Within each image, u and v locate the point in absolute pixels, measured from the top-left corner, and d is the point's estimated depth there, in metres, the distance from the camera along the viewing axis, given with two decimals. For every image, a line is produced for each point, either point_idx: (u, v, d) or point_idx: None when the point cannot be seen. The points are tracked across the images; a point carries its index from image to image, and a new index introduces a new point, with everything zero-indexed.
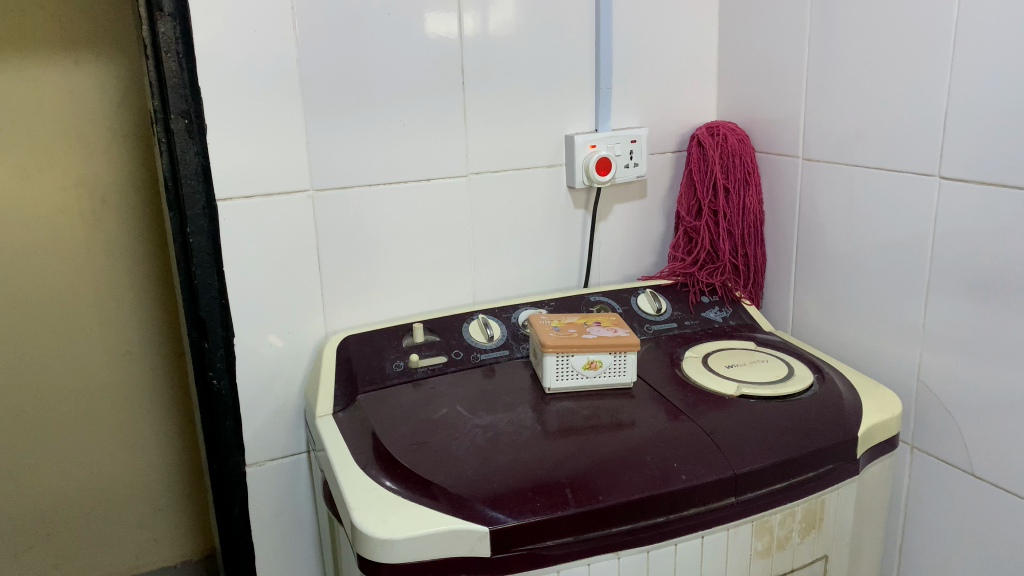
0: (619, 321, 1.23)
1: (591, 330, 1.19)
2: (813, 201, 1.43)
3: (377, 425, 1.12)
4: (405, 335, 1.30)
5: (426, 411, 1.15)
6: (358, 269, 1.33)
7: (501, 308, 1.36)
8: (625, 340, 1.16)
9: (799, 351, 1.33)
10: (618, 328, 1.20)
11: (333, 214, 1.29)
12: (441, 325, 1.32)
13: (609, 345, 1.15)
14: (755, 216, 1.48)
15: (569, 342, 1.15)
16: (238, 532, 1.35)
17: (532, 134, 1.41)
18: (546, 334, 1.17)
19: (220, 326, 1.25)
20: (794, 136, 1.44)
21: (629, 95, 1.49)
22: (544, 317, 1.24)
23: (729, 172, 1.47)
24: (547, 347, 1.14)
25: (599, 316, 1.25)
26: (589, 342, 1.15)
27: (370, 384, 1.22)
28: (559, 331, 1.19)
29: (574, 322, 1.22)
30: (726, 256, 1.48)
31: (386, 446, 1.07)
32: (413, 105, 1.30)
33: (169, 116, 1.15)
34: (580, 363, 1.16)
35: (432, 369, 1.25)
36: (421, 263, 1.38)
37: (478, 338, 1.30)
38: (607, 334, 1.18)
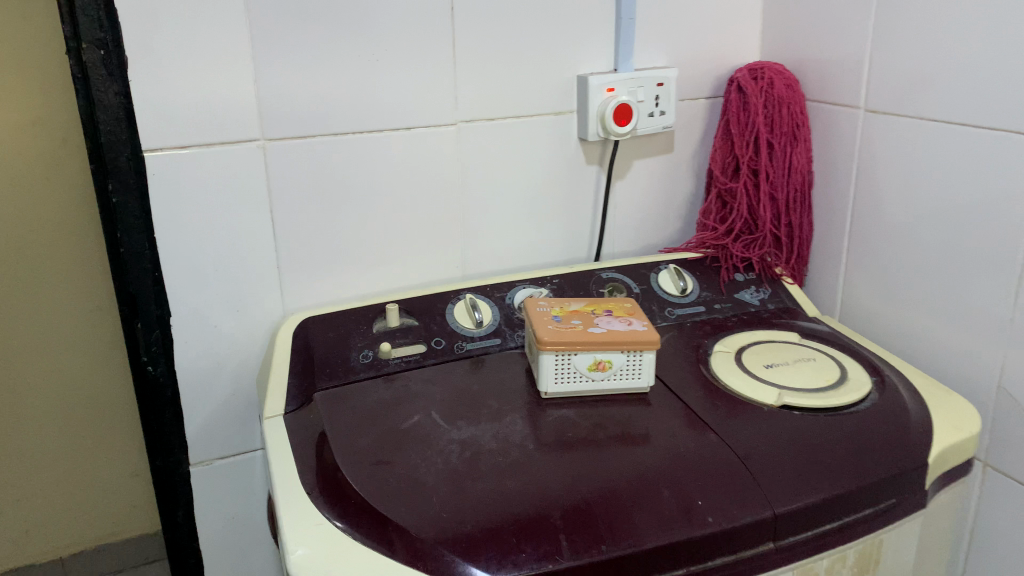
0: (635, 308, 1.00)
1: (601, 322, 0.97)
2: (874, 163, 1.18)
3: (332, 435, 0.91)
4: (377, 318, 1.08)
5: (393, 416, 0.94)
6: (323, 236, 1.11)
7: (493, 286, 1.14)
8: (641, 336, 0.93)
9: (852, 346, 1.10)
10: (634, 318, 0.98)
11: (289, 170, 1.06)
12: (420, 306, 1.10)
13: (621, 342, 0.93)
14: (802, 178, 1.24)
15: (572, 337, 0.93)
16: (184, 535, 1.17)
17: (536, 75, 1.17)
18: (543, 327, 0.95)
19: (154, 303, 1.04)
20: (854, 83, 1.18)
21: (657, 29, 1.23)
22: (543, 302, 1.02)
23: (774, 124, 1.22)
24: (545, 343, 0.92)
25: (611, 302, 1.03)
26: (597, 337, 0.93)
27: (331, 378, 1.01)
28: (560, 323, 0.96)
29: (580, 310, 1.00)
30: (766, 225, 1.24)
31: (339, 466, 0.86)
32: (388, 36, 1.06)
33: (81, 45, 0.92)
34: (585, 363, 0.94)
35: (407, 361, 1.03)
36: (400, 230, 1.15)
37: (464, 324, 1.08)
38: (620, 327, 0.95)
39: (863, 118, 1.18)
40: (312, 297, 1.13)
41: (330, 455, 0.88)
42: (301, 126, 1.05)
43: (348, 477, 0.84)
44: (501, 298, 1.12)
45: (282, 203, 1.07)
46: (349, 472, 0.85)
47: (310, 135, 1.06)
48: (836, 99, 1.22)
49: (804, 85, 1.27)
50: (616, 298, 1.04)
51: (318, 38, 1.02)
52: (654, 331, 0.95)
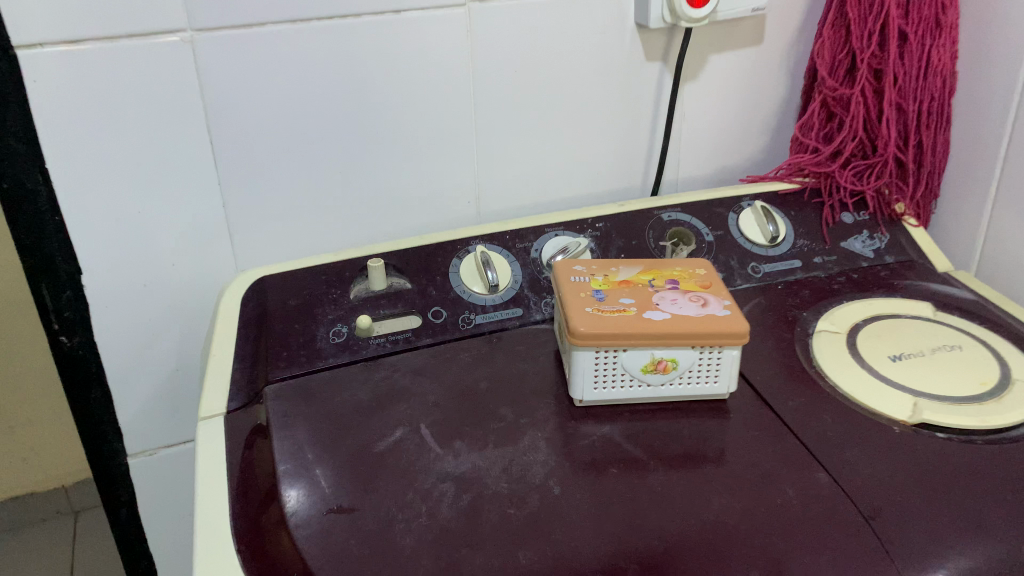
0: (709, 279, 0.71)
1: (661, 301, 0.67)
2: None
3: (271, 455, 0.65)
4: (355, 280, 0.80)
5: (364, 431, 0.67)
6: (281, 161, 0.82)
7: (515, 233, 0.84)
8: (719, 326, 0.64)
9: (1012, 322, 0.79)
10: (708, 295, 0.68)
11: (225, 74, 0.76)
12: (414, 262, 0.81)
13: (690, 334, 0.64)
14: (941, 80, 0.90)
15: (619, 327, 0.64)
16: (130, 533, 0.94)
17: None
18: (576, 310, 0.66)
19: (58, 256, 0.78)
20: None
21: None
22: (579, 267, 0.72)
23: (910, 5, 0.87)
24: (580, 336, 0.64)
25: (674, 267, 0.73)
26: (655, 325, 0.64)
27: (291, 364, 0.74)
28: (603, 302, 0.67)
29: (630, 281, 0.71)
30: (887, 147, 0.91)
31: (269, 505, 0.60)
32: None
33: None
34: (637, 363, 0.65)
35: (393, 342, 0.76)
36: (389, 154, 0.86)
37: (473, 287, 0.80)
38: (688, 311, 0.66)
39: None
40: (274, 244, 0.86)
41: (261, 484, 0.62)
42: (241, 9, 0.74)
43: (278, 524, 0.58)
44: (524, 251, 0.83)
45: (224, 119, 0.78)
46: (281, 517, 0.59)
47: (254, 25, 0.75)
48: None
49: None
50: (683, 259, 0.75)
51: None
52: (738, 317, 0.66)
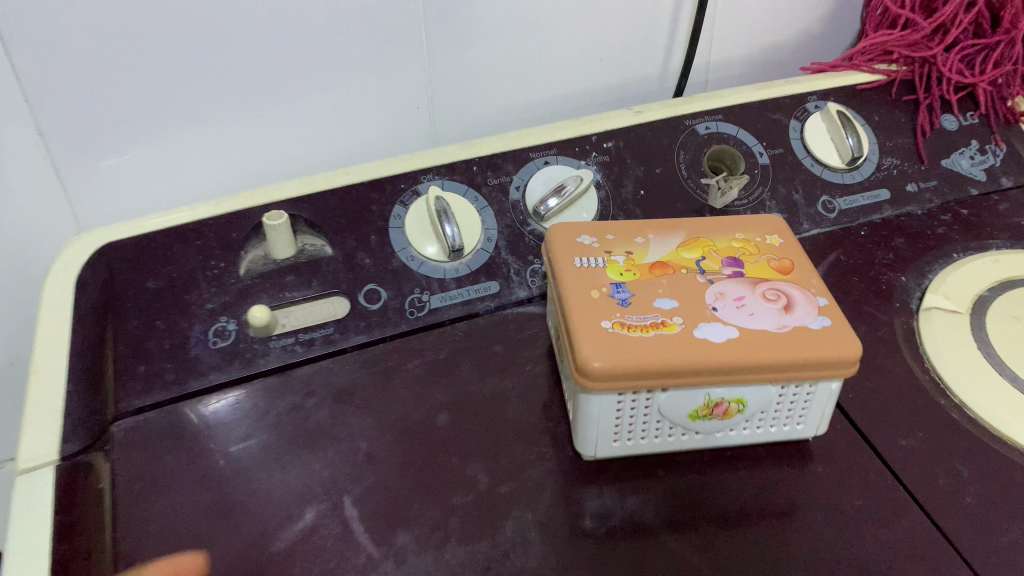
0: (787, 258, 0.46)
1: (719, 302, 0.43)
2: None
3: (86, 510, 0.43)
4: (249, 241, 0.54)
5: (240, 470, 0.45)
6: (123, 66, 0.53)
7: (486, 160, 0.58)
8: (814, 350, 0.40)
9: None
10: (791, 289, 0.44)
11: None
12: (337, 212, 0.55)
13: (770, 366, 0.40)
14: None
15: (655, 358, 0.39)
16: None
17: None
18: (586, 322, 0.41)
19: None
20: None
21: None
22: (586, 237, 0.47)
23: None
24: (594, 375, 0.39)
25: (731, 238, 0.48)
26: (716, 352, 0.40)
27: (151, 384, 0.49)
28: (629, 308, 0.42)
29: (668, 264, 0.46)
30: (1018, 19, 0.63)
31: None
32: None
33: None
34: (683, 406, 0.41)
35: (307, 343, 0.51)
36: (293, 44, 0.57)
37: (423, 248, 0.54)
38: (764, 320, 0.42)
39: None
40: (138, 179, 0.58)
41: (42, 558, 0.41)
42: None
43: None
44: (499, 190, 0.57)
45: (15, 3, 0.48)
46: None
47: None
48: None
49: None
50: (743, 218, 0.50)
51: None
52: (842, 331, 0.41)
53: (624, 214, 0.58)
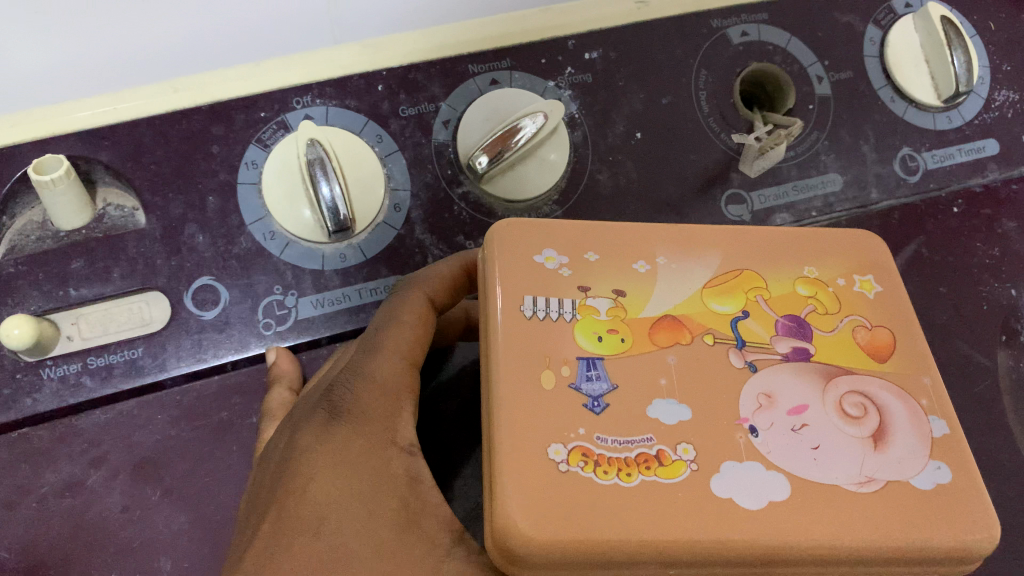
0: (883, 333, 0.31)
1: (761, 416, 0.28)
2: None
3: (421, 340, 0.34)
4: (19, 200, 0.35)
5: (438, 279, 0.34)
6: None
7: (398, 75, 0.37)
8: (908, 535, 0.26)
9: None
10: (885, 398, 0.29)
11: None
12: (155, 157, 0.35)
13: (828, 562, 0.26)
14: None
15: (628, 540, 0.25)
16: None
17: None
18: (521, 448, 0.26)
19: None
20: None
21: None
22: (552, 254, 0.30)
23: None
24: (518, 557, 0.25)
25: (794, 280, 0.31)
26: (734, 537, 0.25)
27: None
28: (600, 416, 0.27)
29: (682, 322, 0.29)
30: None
31: (326, 489, 0.30)
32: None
33: None
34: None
35: (100, 372, 0.33)
36: None
37: (290, 221, 0.35)
38: (835, 461, 0.27)
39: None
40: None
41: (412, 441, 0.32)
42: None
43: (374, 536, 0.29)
44: (417, 125, 0.37)
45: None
46: (401, 532, 0.29)
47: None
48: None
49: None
50: (828, 232, 0.33)
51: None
52: (963, 503, 0.27)
53: (607, 167, 0.38)
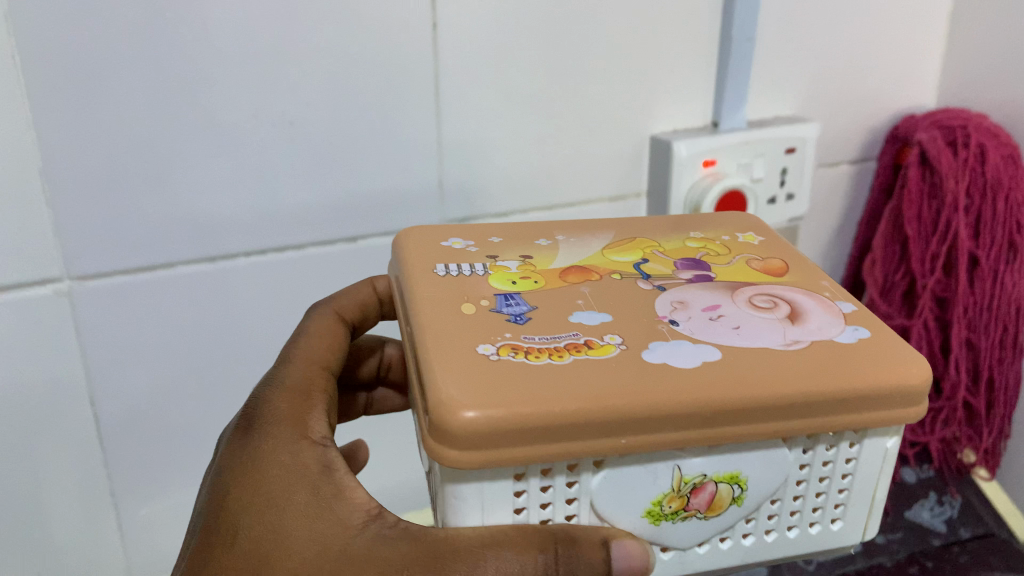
0: (776, 262, 0.37)
1: (676, 313, 0.33)
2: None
3: (331, 353, 0.42)
4: None
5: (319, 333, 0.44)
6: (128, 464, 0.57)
7: None
8: (847, 391, 0.30)
9: None
10: (790, 290, 0.35)
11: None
12: None
13: (746, 416, 0.30)
14: (1016, 305, 0.57)
15: (563, 406, 0.29)
16: None
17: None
18: (455, 357, 0.31)
19: None
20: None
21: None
22: (458, 241, 0.39)
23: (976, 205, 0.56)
24: (448, 424, 0.28)
25: (685, 241, 0.39)
26: (670, 397, 0.29)
27: None
28: (523, 324, 0.33)
29: (588, 269, 0.36)
30: (951, 383, 0.59)
31: (271, 484, 0.37)
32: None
33: None
34: (630, 503, 0.32)
35: None
36: None
37: None
38: (755, 335, 0.32)
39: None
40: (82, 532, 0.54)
41: (322, 433, 0.40)
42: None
43: (297, 527, 0.36)
44: None
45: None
46: (316, 510, 0.36)
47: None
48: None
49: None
50: (716, 215, 0.42)
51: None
52: (889, 353, 0.30)
53: None
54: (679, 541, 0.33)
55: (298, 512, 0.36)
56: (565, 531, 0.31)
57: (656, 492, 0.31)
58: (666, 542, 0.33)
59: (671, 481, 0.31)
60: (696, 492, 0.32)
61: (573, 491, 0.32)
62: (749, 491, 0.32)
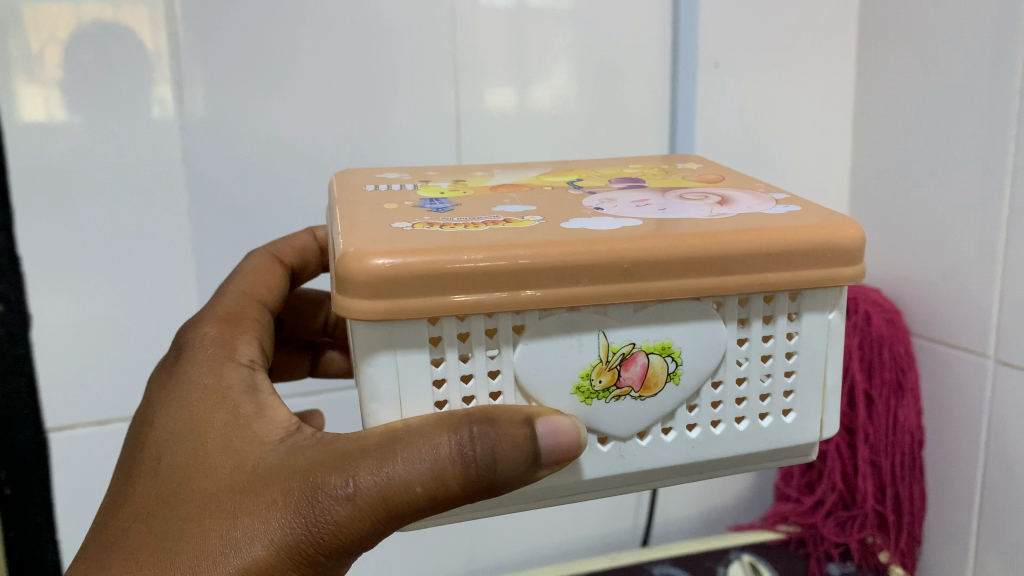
0: (712, 176, 0.39)
1: (606, 204, 0.34)
2: (1005, 401, 0.55)
3: (264, 288, 0.44)
4: None
5: (252, 276, 0.44)
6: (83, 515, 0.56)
7: None
8: (768, 260, 0.30)
9: None
10: (724, 189, 0.36)
11: (13, 324, 0.53)
12: None
13: (667, 280, 0.30)
14: (910, 433, 0.60)
15: (475, 254, 0.28)
16: None
17: (484, 46, 0.58)
18: (367, 231, 0.30)
19: None
20: (977, 167, 0.55)
21: (716, 22, 0.63)
22: (394, 174, 0.39)
23: (876, 353, 0.60)
24: (354, 274, 0.27)
25: (622, 169, 0.41)
26: (587, 254, 0.29)
27: None
28: (447, 212, 0.33)
29: (521, 185, 0.38)
30: (863, 496, 0.60)
31: (188, 403, 0.35)
32: (104, 9, 0.50)
33: None
34: (558, 379, 0.30)
35: None
36: None
37: None
38: (680, 213, 0.33)
39: (990, 251, 0.55)
40: None
41: (249, 359, 0.38)
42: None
43: (213, 444, 0.33)
44: None
45: (29, 400, 0.54)
46: (231, 428, 0.33)
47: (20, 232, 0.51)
48: (925, 226, 0.61)
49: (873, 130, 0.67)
50: (655, 157, 0.44)
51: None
52: (817, 225, 0.31)
53: None
54: (615, 429, 0.31)
55: (214, 426, 0.33)
56: (484, 412, 0.29)
57: (583, 363, 0.30)
58: (602, 430, 0.31)
59: (599, 352, 0.30)
60: (626, 364, 0.30)
61: (497, 363, 0.30)
62: (684, 366, 0.31)
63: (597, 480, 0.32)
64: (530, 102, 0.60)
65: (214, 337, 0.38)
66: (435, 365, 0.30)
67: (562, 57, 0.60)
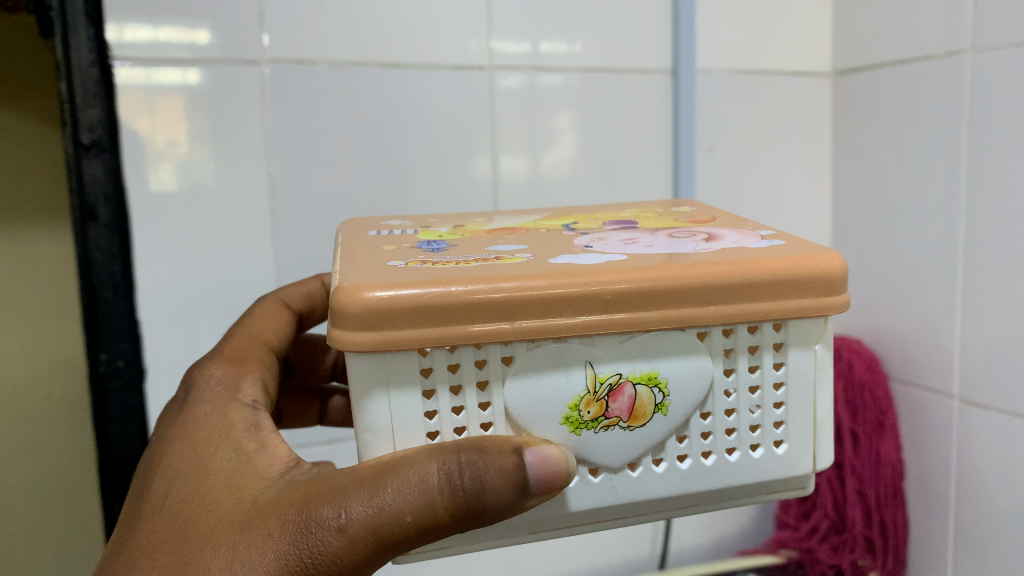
0: (703, 217, 0.40)
1: (597, 244, 0.36)
2: (978, 440, 0.58)
3: (273, 332, 0.46)
4: None
5: (261, 322, 0.46)
6: None
7: None
8: (749, 290, 0.31)
9: None
10: (711, 228, 0.37)
11: (129, 381, 0.56)
12: None
13: (654, 300, 0.30)
14: (892, 464, 0.64)
15: (460, 285, 0.29)
16: None
17: (501, 125, 0.61)
18: (362, 271, 0.32)
19: None
20: (942, 241, 0.60)
21: (710, 110, 0.66)
22: (393, 225, 0.41)
23: (857, 397, 0.63)
24: (346, 307, 0.28)
25: (620, 214, 0.43)
26: (569, 287, 0.30)
27: None
28: (440, 252, 0.34)
29: (517, 229, 0.39)
30: (852, 522, 0.63)
31: (194, 442, 0.36)
32: (141, 98, 0.52)
33: (101, 198, 0.53)
34: (547, 412, 0.31)
35: None
36: None
37: None
38: (666, 248, 0.34)
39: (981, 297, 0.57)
40: None
41: (251, 399, 0.39)
42: (116, 292, 0.54)
43: (214, 482, 0.34)
44: None
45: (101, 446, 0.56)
46: (235, 466, 0.34)
47: (141, 298, 0.54)
48: (909, 290, 0.64)
49: (847, 209, 0.70)
50: (646, 204, 0.46)
51: (104, 100, 0.52)
52: (798, 258, 0.31)
53: None
54: (607, 460, 0.32)
55: (218, 464, 0.34)
56: (472, 442, 0.30)
57: (571, 394, 0.31)
58: (592, 461, 0.32)
59: (586, 383, 0.31)
60: (614, 395, 0.31)
61: (487, 395, 0.31)
62: (671, 398, 0.32)
63: (591, 509, 0.33)
64: (541, 168, 0.63)
65: (219, 379, 0.40)
66: (427, 398, 0.31)
67: (570, 132, 0.63)
